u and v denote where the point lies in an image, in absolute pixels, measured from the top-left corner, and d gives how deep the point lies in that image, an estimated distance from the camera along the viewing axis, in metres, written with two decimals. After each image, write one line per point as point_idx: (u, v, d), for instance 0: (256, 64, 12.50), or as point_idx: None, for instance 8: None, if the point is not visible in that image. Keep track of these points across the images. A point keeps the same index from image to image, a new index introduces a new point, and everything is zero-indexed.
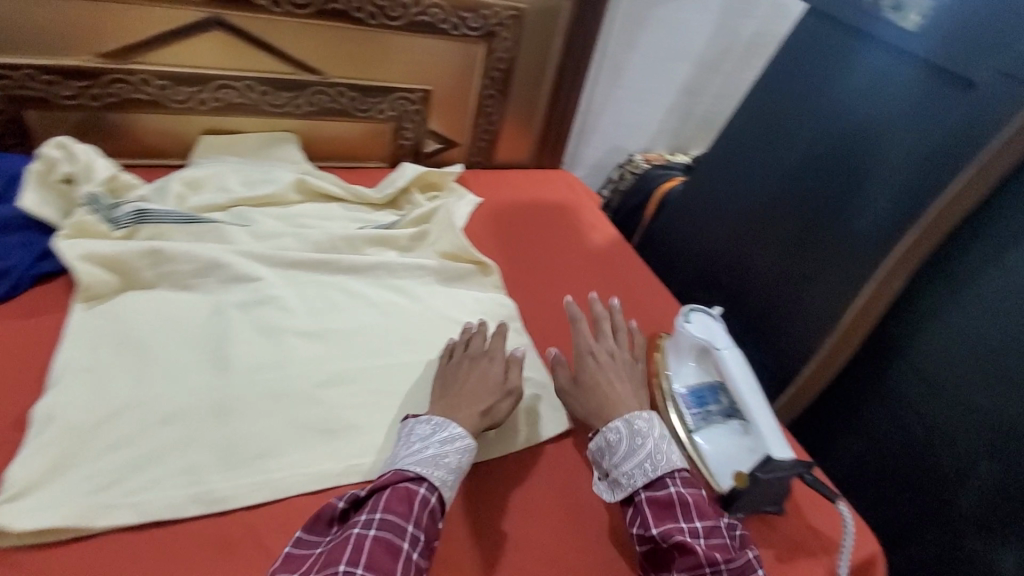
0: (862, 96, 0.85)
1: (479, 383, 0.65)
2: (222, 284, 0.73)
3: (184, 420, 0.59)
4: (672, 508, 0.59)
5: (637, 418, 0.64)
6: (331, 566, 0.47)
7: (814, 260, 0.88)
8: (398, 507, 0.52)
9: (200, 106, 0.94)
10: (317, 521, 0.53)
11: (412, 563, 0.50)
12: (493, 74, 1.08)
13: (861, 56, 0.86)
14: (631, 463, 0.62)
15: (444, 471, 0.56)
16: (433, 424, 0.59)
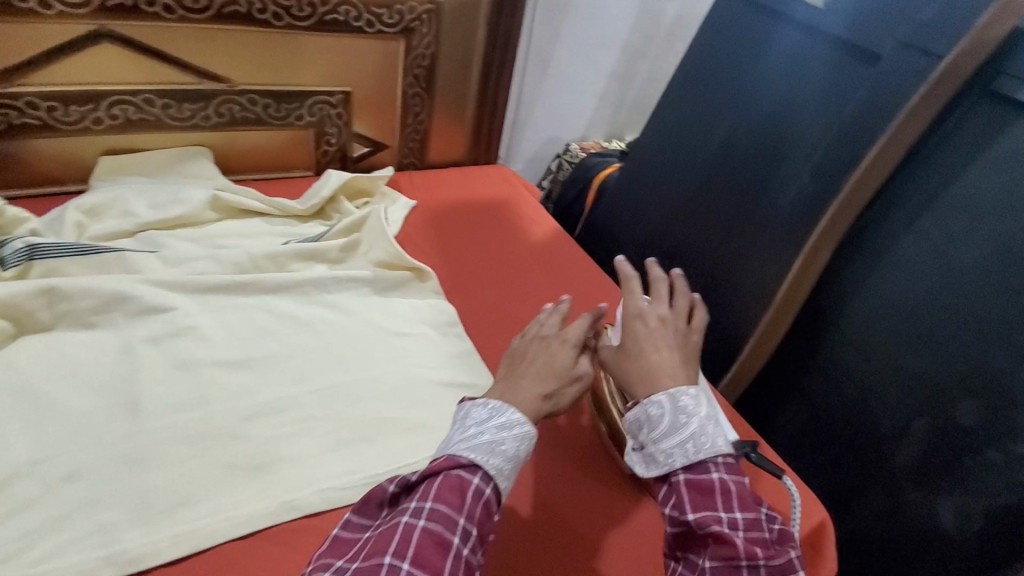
0: (778, 74, 0.86)
1: (544, 364, 0.61)
2: (130, 319, 0.68)
3: (94, 474, 0.54)
4: (714, 494, 0.53)
5: (683, 393, 0.58)
6: (376, 556, 0.43)
7: (746, 238, 0.89)
8: (449, 497, 0.47)
9: (96, 126, 0.86)
10: (369, 503, 0.51)
11: (463, 561, 0.46)
12: (416, 72, 1.04)
13: (774, 34, 0.88)
14: (671, 442, 0.56)
15: (501, 459, 0.51)
16: (489, 409, 0.55)
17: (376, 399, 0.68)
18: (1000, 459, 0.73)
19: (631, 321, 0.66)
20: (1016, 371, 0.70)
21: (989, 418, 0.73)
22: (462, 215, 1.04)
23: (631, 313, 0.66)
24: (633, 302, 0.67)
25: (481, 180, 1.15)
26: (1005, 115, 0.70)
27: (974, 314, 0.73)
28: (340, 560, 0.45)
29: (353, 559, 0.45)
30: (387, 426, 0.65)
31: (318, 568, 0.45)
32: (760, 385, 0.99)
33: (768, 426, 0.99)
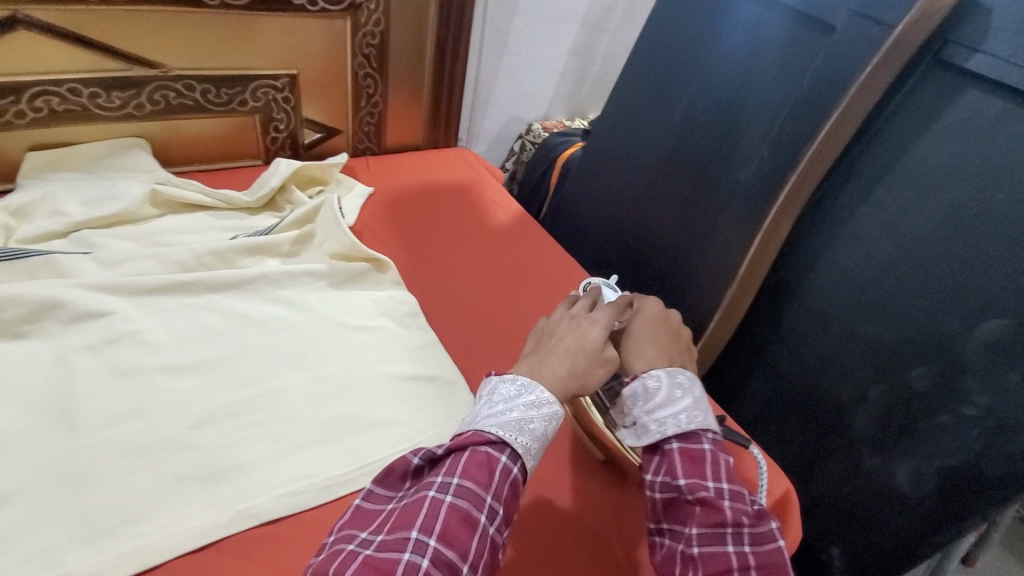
0: (735, 46, 0.85)
1: (574, 343, 0.56)
2: (65, 326, 0.64)
3: (29, 495, 0.51)
4: (703, 463, 0.52)
5: (679, 371, 0.57)
6: (402, 530, 0.42)
7: (707, 215, 0.89)
8: (477, 474, 0.46)
9: (16, 119, 0.79)
10: (391, 475, 0.50)
11: (488, 538, 0.45)
12: (366, 52, 0.99)
13: (732, 5, 0.86)
14: (665, 413, 0.54)
15: (528, 439, 0.49)
16: (518, 385, 0.52)
17: (336, 396, 0.65)
18: (950, 421, 0.75)
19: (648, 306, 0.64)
20: (964, 338, 0.72)
21: (941, 382, 0.75)
22: (424, 200, 1.01)
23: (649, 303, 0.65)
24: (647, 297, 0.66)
25: (441, 163, 1.11)
26: (956, 85, 0.71)
27: (928, 283, 0.75)
28: (364, 533, 0.44)
29: (378, 531, 0.44)
30: (347, 424, 0.63)
31: (339, 541, 0.43)
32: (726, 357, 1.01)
33: (734, 398, 1.02)
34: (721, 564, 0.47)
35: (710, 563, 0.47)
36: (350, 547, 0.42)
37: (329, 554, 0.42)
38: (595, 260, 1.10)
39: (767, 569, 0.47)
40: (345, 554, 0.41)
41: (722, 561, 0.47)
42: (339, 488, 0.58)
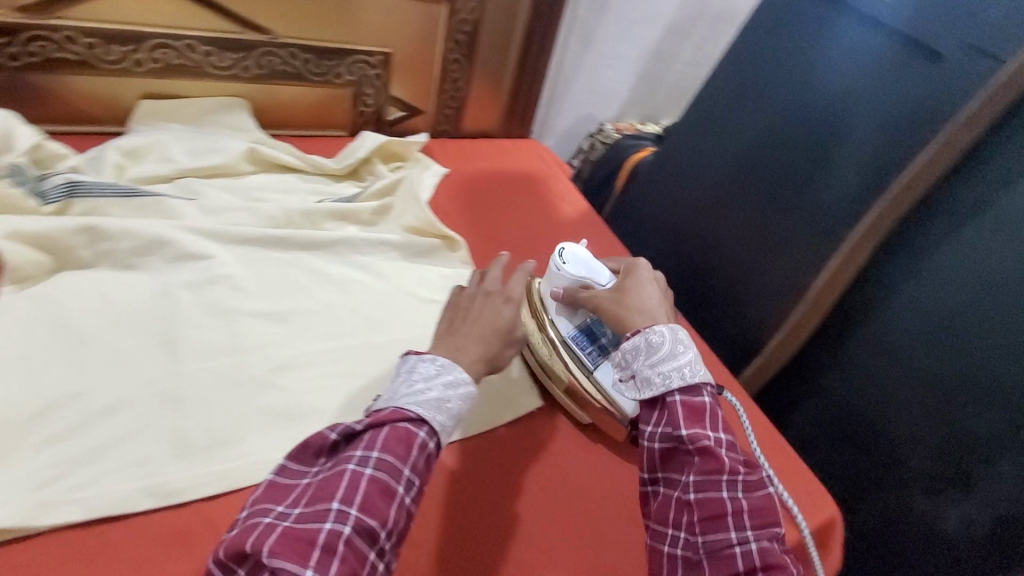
0: (831, 67, 0.84)
1: (488, 322, 0.60)
2: (169, 264, 0.69)
3: (132, 409, 0.56)
4: (704, 415, 0.56)
5: (680, 328, 0.61)
6: (322, 502, 0.44)
7: (781, 233, 0.90)
8: (396, 448, 0.47)
9: (137, 68, 0.85)
10: (305, 450, 0.50)
11: (405, 508, 0.47)
12: (457, 37, 1.02)
13: (833, 24, 0.84)
14: (668, 366, 0.58)
15: (444, 416, 0.52)
16: (438, 364, 0.54)
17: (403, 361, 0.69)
18: (1011, 471, 0.73)
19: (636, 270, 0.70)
20: None
21: (1008, 432, 0.73)
22: (489, 185, 1.03)
23: (640, 265, 0.70)
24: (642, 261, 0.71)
25: (514, 153, 1.13)
26: None
27: (1007, 329, 0.73)
28: (281, 507, 0.45)
29: (296, 505, 0.45)
30: None
31: (254, 515, 0.45)
32: (779, 381, 0.99)
33: (784, 422, 1.00)
34: (716, 508, 0.52)
35: (707, 507, 0.52)
36: (268, 521, 0.44)
37: (246, 529, 0.43)
38: (654, 263, 1.11)
39: (759, 511, 0.52)
40: (265, 528, 0.43)
41: (718, 505, 0.52)
42: None
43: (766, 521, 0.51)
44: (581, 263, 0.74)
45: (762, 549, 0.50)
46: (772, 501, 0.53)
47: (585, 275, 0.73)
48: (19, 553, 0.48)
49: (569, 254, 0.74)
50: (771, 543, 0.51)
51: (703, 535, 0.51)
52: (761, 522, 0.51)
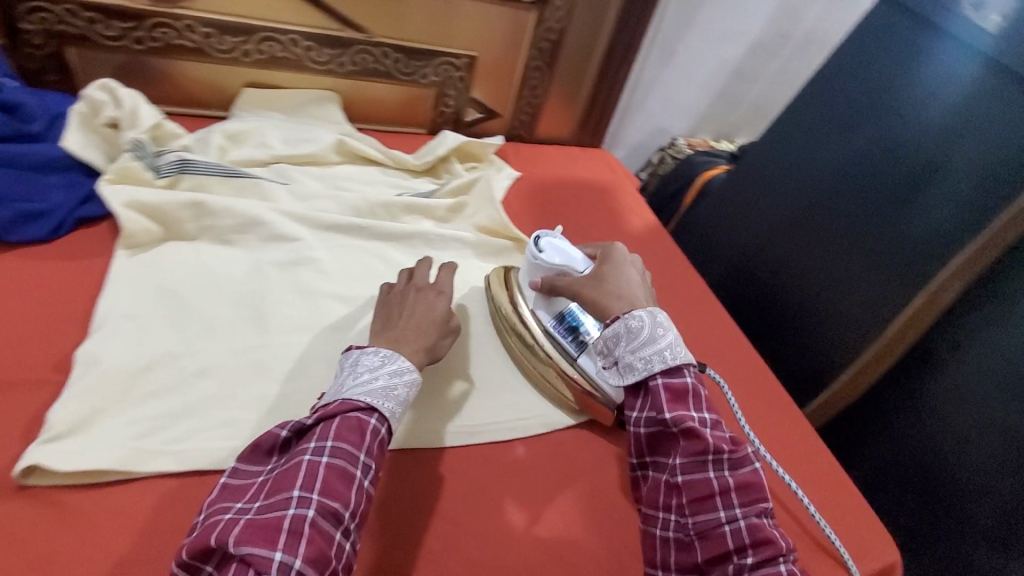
0: (924, 96, 0.81)
1: (423, 315, 0.64)
2: (262, 242, 0.74)
3: (223, 373, 0.61)
4: (686, 397, 0.60)
5: (659, 311, 0.63)
6: (283, 492, 0.46)
7: (858, 264, 0.88)
8: (351, 436, 0.50)
9: (244, 58, 0.91)
10: (256, 450, 0.51)
11: (365, 491, 0.49)
12: (541, 45, 1.04)
13: (931, 52, 0.81)
14: (649, 350, 0.61)
15: (393, 404, 0.54)
16: (381, 356, 0.57)
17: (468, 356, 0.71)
18: None
19: (611, 249, 0.70)
20: None
21: None
22: (561, 192, 1.04)
23: (615, 247, 0.70)
24: (617, 243, 0.71)
25: (585, 162, 1.14)
26: None
27: None
28: (241, 502, 0.46)
29: (255, 500, 0.46)
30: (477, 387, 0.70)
31: (213, 513, 0.45)
32: (846, 417, 0.97)
33: (847, 459, 0.98)
34: (705, 488, 0.56)
35: (695, 488, 0.56)
36: (229, 517, 0.45)
37: (206, 527, 0.44)
38: (720, 284, 1.11)
39: (744, 488, 0.56)
40: (224, 524, 0.44)
41: (705, 486, 0.56)
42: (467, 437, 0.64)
43: (752, 497, 0.55)
44: (560, 252, 0.70)
45: (750, 525, 0.54)
46: (757, 475, 0.57)
47: (563, 263, 0.69)
48: (118, 494, 0.52)
49: (546, 244, 0.71)
50: (759, 518, 0.55)
51: (693, 515, 0.56)
52: (748, 499, 0.55)
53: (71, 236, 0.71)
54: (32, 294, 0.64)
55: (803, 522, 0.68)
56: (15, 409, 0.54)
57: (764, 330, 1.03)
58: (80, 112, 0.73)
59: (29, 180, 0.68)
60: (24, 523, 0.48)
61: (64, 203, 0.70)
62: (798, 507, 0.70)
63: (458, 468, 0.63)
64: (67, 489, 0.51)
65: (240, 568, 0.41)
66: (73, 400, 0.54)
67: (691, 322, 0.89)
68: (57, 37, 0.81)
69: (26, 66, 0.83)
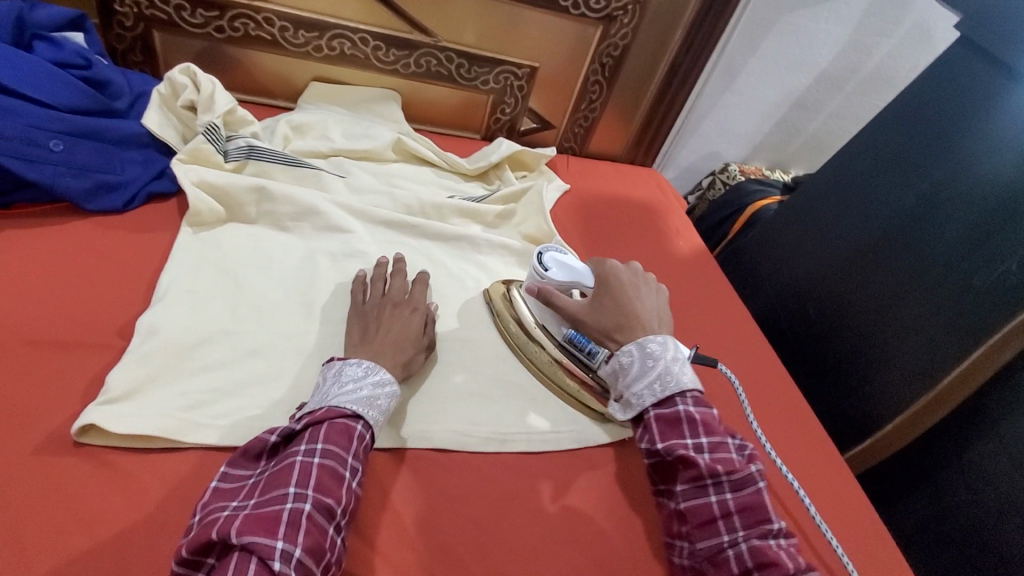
0: (998, 143, 0.77)
1: (401, 330, 0.63)
2: (317, 231, 0.76)
3: (271, 354, 0.63)
4: (681, 424, 0.59)
5: (650, 340, 0.62)
6: (277, 489, 0.46)
7: (912, 311, 0.85)
8: (339, 439, 0.50)
9: (315, 53, 0.94)
10: (245, 454, 0.51)
11: (353, 491, 0.50)
12: (603, 61, 1.04)
13: (1005, 97, 0.77)
14: (642, 383, 0.61)
15: (376, 413, 0.55)
16: (364, 367, 0.57)
17: (506, 363, 0.72)
18: None
19: (606, 267, 0.69)
20: None
21: None
22: (609, 207, 1.04)
23: (609, 266, 0.70)
24: (608, 260, 0.70)
25: (634, 179, 1.14)
26: None
27: None
28: (236, 501, 0.47)
29: (249, 498, 0.47)
30: (514, 393, 0.69)
31: (209, 512, 0.45)
32: (889, 466, 0.94)
33: (887, 508, 0.95)
34: (707, 513, 0.56)
35: (697, 514, 0.56)
36: (227, 513, 0.45)
37: (204, 523, 0.44)
38: (764, 316, 1.09)
39: (746, 511, 0.55)
40: (222, 519, 0.44)
41: (707, 510, 0.56)
42: (499, 444, 0.64)
43: (755, 519, 0.55)
44: (564, 267, 0.73)
45: (753, 549, 0.53)
46: (761, 496, 0.56)
47: (570, 278, 0.72)
48: (165, 461, 0.54)
49: (551, 260, 0.73)
50: (764, 539, 0.54)
51: (697, 541, 0.55)
52: (751, 521, 0.55)
53: (141, 210, 0.74)
54: (102, 261, 0.67)
55: (810, 538, 0.67)
56: (78, 368, 0.57)
57: (807, 368, 1.00)
58: (162, 94, 0.79)
59: (109, 153, 0.72)
60: (75, 479, 0.50)
61: (138, 178, 0.74)
62: (807, 520, 0.69)
63: (486, 471, 0.62)
64: (118, 451, 0.53)
65: (242, 558, 0.42)
66: (132, 365, 0.56)
67: (735, 351, 0.87)
68: (146, 21, 0.86)
69: (116, 46, 0.88)
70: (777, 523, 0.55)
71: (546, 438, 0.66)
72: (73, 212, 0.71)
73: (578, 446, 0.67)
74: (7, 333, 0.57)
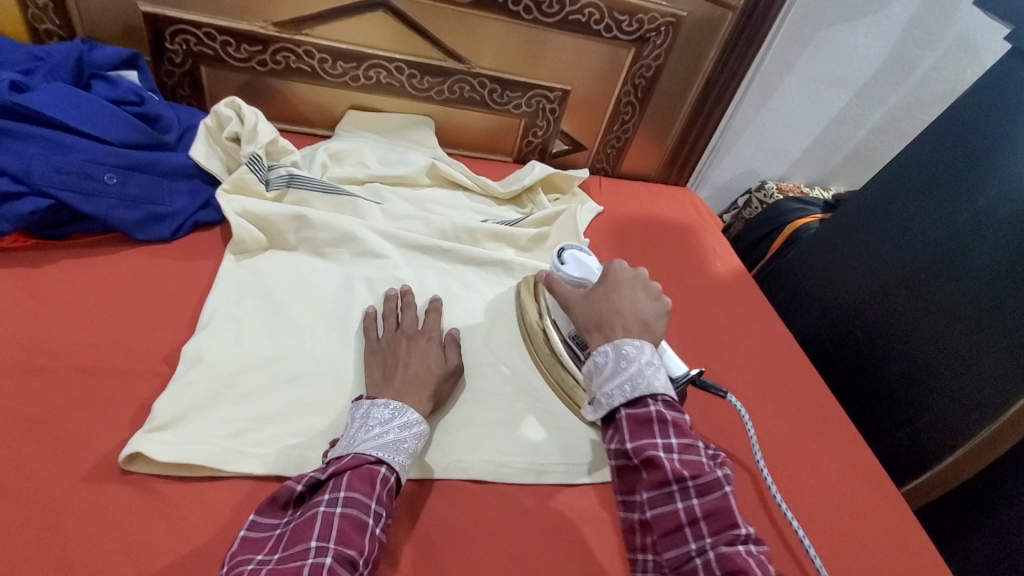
0: None
1: (419, 365, 0.63)
2: (354, 257, 0.77)
3: (309, 381, 0.63)
4: (651, 424, 0.56)
5: (626, 342, 0.60)
6: (301, 543, 0.46)
7: (971, 336, 0.80)
8: (362, 487, 0.50)
9: (353, 82, 0.96)
10: (272, 502, 0.50)
11: (376, 539, 0.49)
12: (635, 82, 1.04)
13: None
14: (613, 384, 0.59)
15: (403, 457, 0.55)
16: (391, 409, 0.56)
17: (541, 389, 0.70)
18: None
19: (609, 269, 0.68)
20: None
21: None
22: (642, 228, 1.03)
23: (613, 266, 0.68)
24: (616, 260, 0.69)
25: (669, 201, 1.12)
26: None
27: None
28: (261, 554, 0.46)
29: (273, 551, 0.46)
30: (551, 419, 0.68)
31: (234, 565, 0.45)
32: (950, 501, 0.88)
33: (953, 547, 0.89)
34: (672, 522, 0.52)
35: (663, 523, 0.53)
36: (251, 567, 0.44)
37: None
38: (808, 337, 1.05)
39: (713, 515, 0.51)
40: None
41: (673, 518, 0.52)
42: (536, 476, 0.62)
43: (721, 524, 0.51)
44: (580, 265, 0.74)
45: (721, 556, 0.49)
46: (728, 501, 0.52)
47: (581, 275, 0.72)
48: (207, 488, 0.54)
49: (568, 256, 0.75)
50: (731, 546, 0.50)
51: (664, 551, 0.52)
52: (717, 527, 0.51)
53: (188, 238, 0.77)
54: (150, 288, 0.69)
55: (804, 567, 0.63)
56: (127, 395, 0.59)
57: (855, 392, 0.95)
58: (209, 126, 0.81)
59: (159, 185, 0.75)
60: (120, 507, 0.51)
61: (186, 208, 0.76)
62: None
63: (518, 502, 0.60)
64: (162, 479, 0.54)
65: None
66: (178, 393, 0.57)
67: (778, 376, 0.84)
68: (194, 57, 0.89)
69: (166, 81, 0.92)
70: (745, 528, 0.51)
71: (583, 469, 0.64)
72: (124, 241, 0.74)
73: None
74: (60, 361, 0.59)
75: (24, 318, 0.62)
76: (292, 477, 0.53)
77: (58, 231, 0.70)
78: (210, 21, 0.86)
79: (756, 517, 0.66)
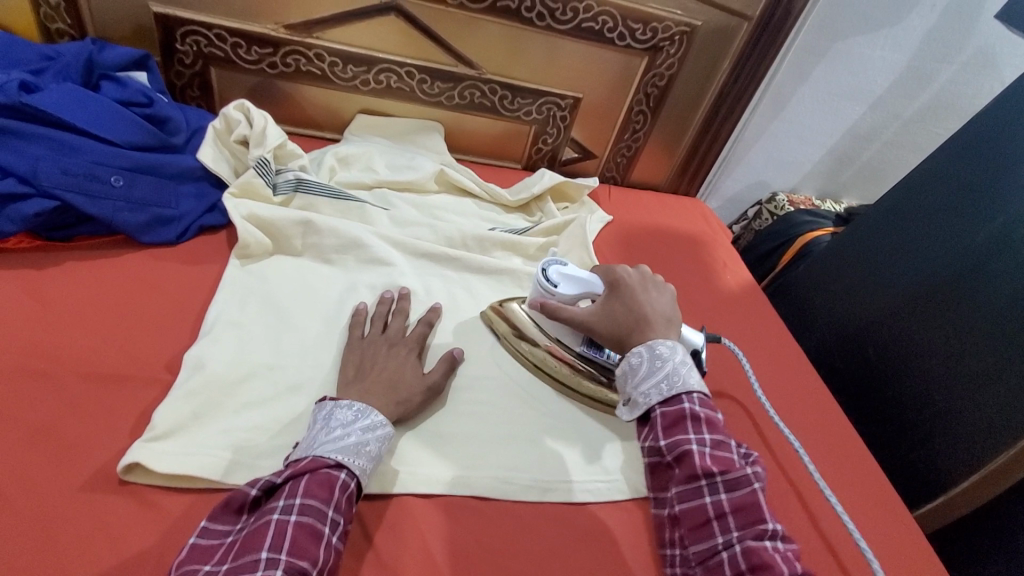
0: None
1: (393, 372, 0.61)
2: (360, 264, 0.76)
3: (312, 391, 0.62)
4: (684, 421, 0.55)
5: (659, 342, 0.59)
6: (251, 554, 0.44)
7: (988, 357, 0.78)
8: (319, 492, 0.48)
9: (363, 86, 0.95)
10: (225, 507, 0.49)
11: (332, 548, 0.48)
12: (647, 92, 1.03)
13: None
14: (649, 382, 0.57)
15: (364, 460, 0.53)
16: (354, 411, 0.55)
17: (547, 402, 0.69)
18: None
19: (614, 273, 0.67)
20: None
21: None
22: (652, 238, 1.01)
23: (618, 268, 0.67)
24: (618, 266, 0.67)
25: (679, 211, 1.11)
26: None
27: None
28: (209, 564, 0.44)
29: (223, 562, 0.44)
30: (556, 434, 0.66)
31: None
32: (964, 525, 0.86)
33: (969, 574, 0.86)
34: (700, 515, 0.52)
35: (691, 517, 0.53)
36: None
37: None
38: (819, 354, 1.03)
39: (741, 511, 0.51)
40: None
41: (700, 512, 0.52)
42: (541, 492, 0.61)
43: (749, 520, 0.51)
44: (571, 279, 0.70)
45: (746, 550, 0.49)
46: (758, 497, 0.51)
47: (579, 291, 0.69)
48: (205, 499, 0.53)
49: (556, 273, 0.70)
50: (759, 541, 0.49)
51: (691, 544, 0.52)
52: (745, 522, 0.51)
53: (193, 241, 0.76)
54: (152, 292, 0.68)
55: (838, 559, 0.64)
56: (126, 401, 0.58)
57: (868, 411, 0.93)
58: (218, 128, 0.80)
59: (166, 187, 0.74)
60: (116, 517, 0.50)
61: (192, 211, 0.76)
62: None
63: (522, 519, 0.59)
64: (159, 489, 0.53)
65: None
66: (178, 402, 0.56)
67: (788, 393, 0.82)
68: (204, 58, 0.89)
69: (176, 82, 0.91)
70: (773, 524, 0.50)
71: (590, 487, 0.63)
72: (129, 244, 0.73)
73: (625, 496, 0.63)
74: (61, 367, 0.59)
75: (25, 321, 0.61)
76: (248, 481, 0.52)
77: (62, 233, 0.70)
78: (220, 23, 0.85)
79: (796, 520, 0.67)
